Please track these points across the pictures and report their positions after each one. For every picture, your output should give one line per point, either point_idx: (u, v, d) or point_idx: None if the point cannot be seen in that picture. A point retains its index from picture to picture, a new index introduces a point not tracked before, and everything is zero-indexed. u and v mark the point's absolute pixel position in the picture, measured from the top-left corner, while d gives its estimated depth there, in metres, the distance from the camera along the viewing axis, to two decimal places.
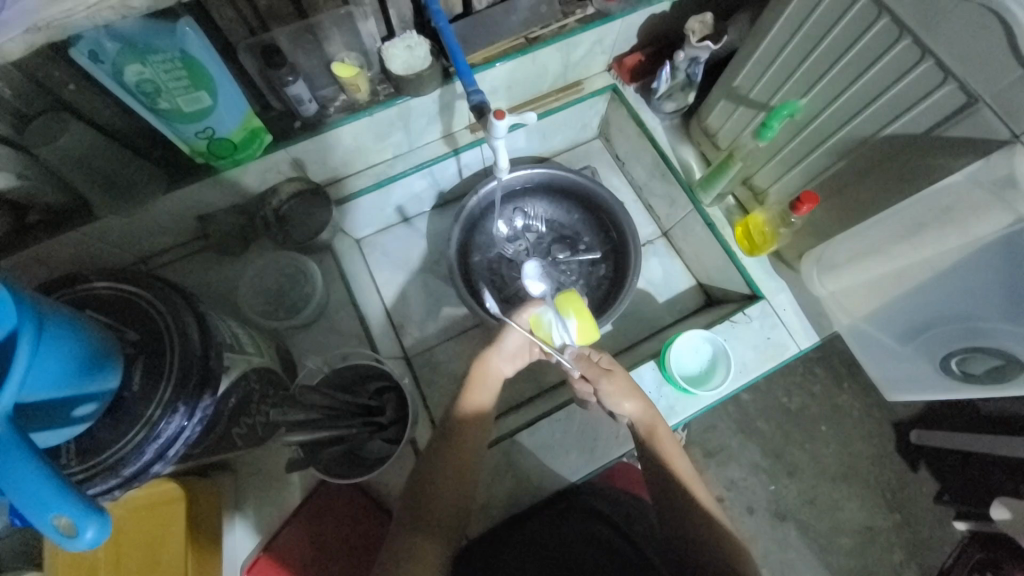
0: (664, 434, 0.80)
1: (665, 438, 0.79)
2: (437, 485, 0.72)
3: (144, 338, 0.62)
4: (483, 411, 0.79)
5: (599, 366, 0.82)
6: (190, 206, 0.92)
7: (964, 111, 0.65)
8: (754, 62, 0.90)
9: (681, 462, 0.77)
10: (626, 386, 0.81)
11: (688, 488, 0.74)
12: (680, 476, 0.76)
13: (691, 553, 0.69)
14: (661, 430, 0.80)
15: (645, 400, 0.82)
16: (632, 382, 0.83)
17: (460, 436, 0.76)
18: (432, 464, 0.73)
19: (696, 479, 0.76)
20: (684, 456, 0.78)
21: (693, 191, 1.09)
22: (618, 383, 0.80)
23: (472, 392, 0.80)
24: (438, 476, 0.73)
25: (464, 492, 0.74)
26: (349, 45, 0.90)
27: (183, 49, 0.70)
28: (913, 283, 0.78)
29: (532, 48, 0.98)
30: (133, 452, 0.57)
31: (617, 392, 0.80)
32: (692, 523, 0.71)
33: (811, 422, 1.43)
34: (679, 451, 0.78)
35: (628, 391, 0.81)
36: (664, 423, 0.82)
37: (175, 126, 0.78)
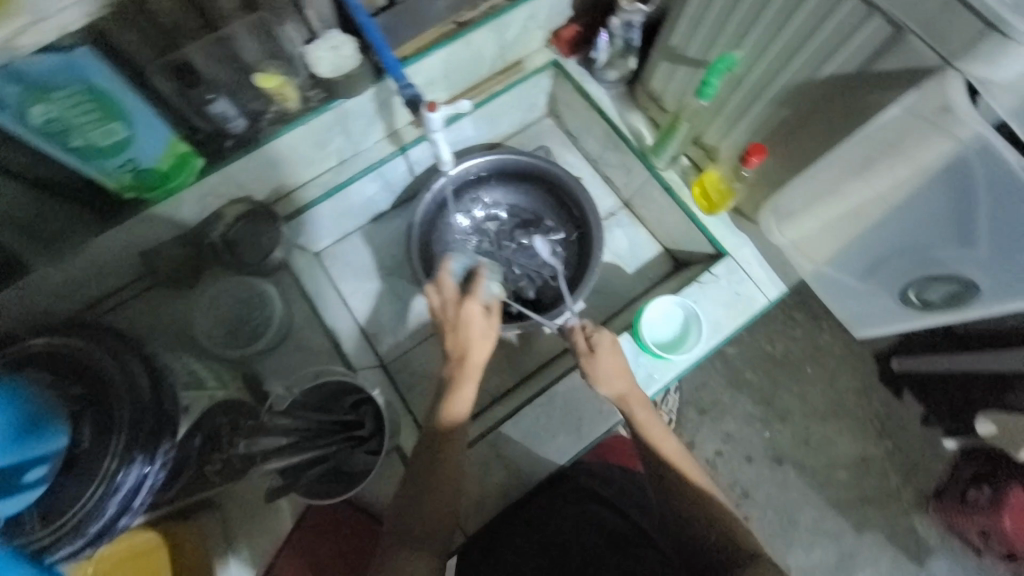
0: (642, 418, 0.79)
1: (648, 422, 0.79)
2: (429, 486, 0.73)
3: (89, 391, 0.59)
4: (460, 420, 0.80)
5: (586, 343, 0.83)
6: (130, 242, 0.88)
7: (891, 44, 0.65)
8: (687, 20, 0.89)
9: (668, 443, 0.77)
10: (612, 364, 0.82)
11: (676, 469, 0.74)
12: (665, 455, 0.75)
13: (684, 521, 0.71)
14: (639, 416, 0.79)
15: (625, 384, 0.81)
16: (620, 363, 0.82)
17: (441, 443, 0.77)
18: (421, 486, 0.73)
19: (688, 458, 0.76)
20: (671, 436, 0.78)
21: (646, 157, 1.08)
22: (601, 361, 0.81)
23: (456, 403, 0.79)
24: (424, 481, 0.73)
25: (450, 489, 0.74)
26: (270, 54, 0.85)
27: (87, 81, 0.66)
28: (873, 221, 0.78)
29: (463, 32, 0.95)
30: (95, 509, 0.55)
31: (598, 370, 0.81)
32: (677, 492, 0.73)
33: (797, 366, 1.46)
34: (665, 434, 0.78)
35: (612, 371, 0.81)
36: (647, 408, 0.81)
37: (94, 162, 0.74)
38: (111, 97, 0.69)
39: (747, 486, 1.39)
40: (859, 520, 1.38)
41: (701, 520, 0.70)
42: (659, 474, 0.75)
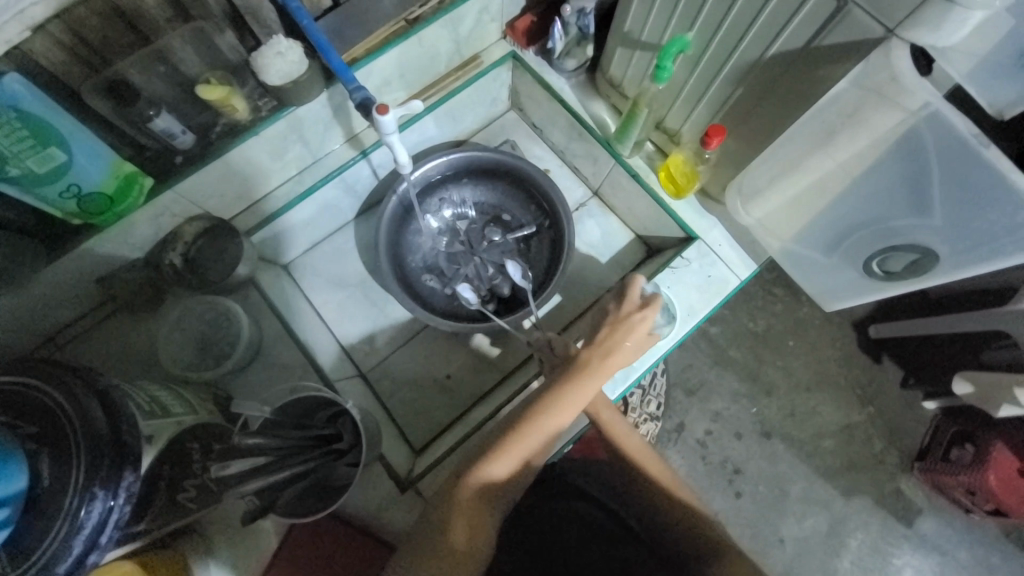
0: (608, 420, 0.78)
1: (614, 423, 0.79)
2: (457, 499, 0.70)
3: (42, 428, 0.57)
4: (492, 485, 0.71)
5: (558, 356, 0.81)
6: (83, 269, 0.85)
7: (836, 17, 0.65)
8: (638, 4, 0.87)
9: (631, 441, 0.78)
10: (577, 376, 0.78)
11: (642, 465, 0.76)
12: (630, 454, 0.77)
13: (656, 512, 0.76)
14: (605, 418, 0.78)
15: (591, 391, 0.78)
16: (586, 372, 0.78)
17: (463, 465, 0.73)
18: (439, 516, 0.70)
19: (649, 454, 0.77)
20: (634, 434, 0.79)
21: (611, 145, 1.07)
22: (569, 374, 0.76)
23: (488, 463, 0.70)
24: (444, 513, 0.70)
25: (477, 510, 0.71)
26: (212, 64, 0.82)
27: (14, 105, 0.63)
28: (834, 193, 0.79)
29: (414, 30, 0.93)
30: (60, 550, 0.53)
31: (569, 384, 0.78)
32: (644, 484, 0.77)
33: (779, 340, 1.48)
34: (628, 432, 0.78)
35: None
36: (612, 409, 0.80)
37: (35, 190, 0.71)
38: (43, 120, 0.66)
39: (738, 462, 1.41)
40: (848, 486, 1.41)
41: (670, 509, 0.75)
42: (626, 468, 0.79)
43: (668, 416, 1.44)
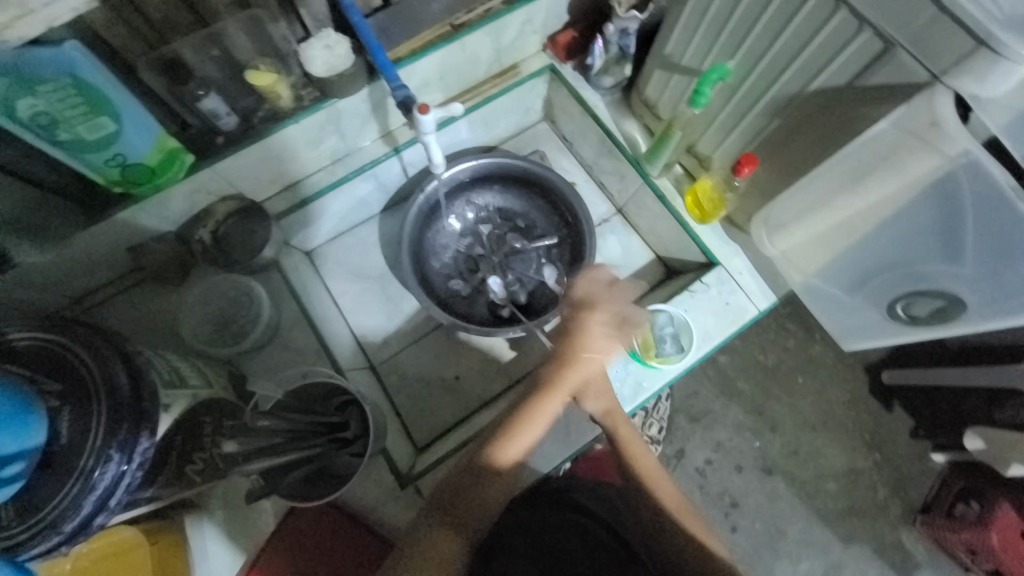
0: (625, 435, 0.81)
1: (630, 439, 0.81)
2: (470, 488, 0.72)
3: (67, 387, 0.58)
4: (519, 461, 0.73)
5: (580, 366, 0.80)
6: (116, 237, 0.88)
7: (882, 57, 0.65)
8: (681, 29, 0.88)
9: (646, 459, 0.81)
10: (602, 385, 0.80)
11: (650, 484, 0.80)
12: (640, 470, 0.80)
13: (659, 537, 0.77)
14: (622, 432, 0.81)
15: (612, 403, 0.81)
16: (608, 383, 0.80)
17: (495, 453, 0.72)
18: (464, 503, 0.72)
19: (662, 475, 0.81)
20: (648, 451, 0.82)
21: (640, 164, 1.08)
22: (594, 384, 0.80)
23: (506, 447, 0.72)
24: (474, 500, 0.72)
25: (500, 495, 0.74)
26: (263, 51, 0.85)
27: (72, 73, 0.66)
28: (861, 235, 0.79)
29: (459, 35, 0.96)
30: (70, 508, 0.54)
31: (595, 392, 0.79)
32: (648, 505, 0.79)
33: (788, 377, 1.46)
34: (644, 449, 0.82)
35: (602, 390, 0.80)
36: (629, 423, 0.82)
37: (83, 155, 0.74)
38: (97, 90, 0.68)
39: (736, 496, 1.39)
40: (847, 533, 1.38)
41: (675, 533, 0.76)
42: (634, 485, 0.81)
43: (669, 441, 1.42)
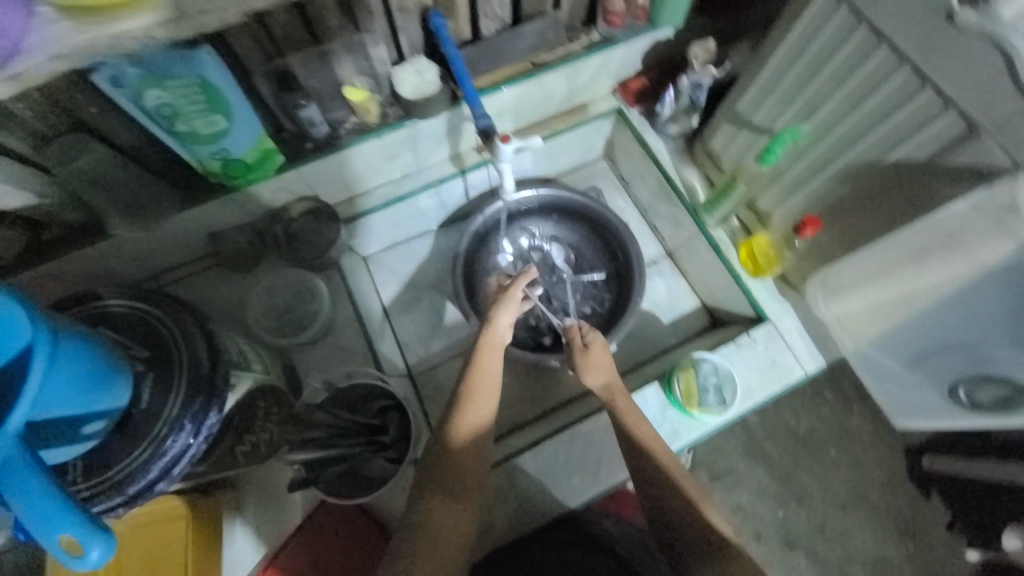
0: (626, 408, 0.80)
1: (630, 411, 0.79)
2: (449, 473, 0.70)
3: (153, 355, 0.63)
4: (476, 430, 0.73)
5: (577, 343, 0.86)
6: (201, 223, 0.95)
7: (965, 139, 0.64)
8: (757, 88, 0.89)
9: (647, 429, 0.78)
10: (602, 360, 0.84)
11: (657, 456, 0.75)
12: (644, 443, 0.76)
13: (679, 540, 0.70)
14: (622, 406, 0.80)
15: (613, 377, 0.83)
16: (608, 358, 0.85)
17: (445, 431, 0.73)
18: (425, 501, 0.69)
19: (666, 448, 0.76)
20: (651, 424, 0.79)
21: (697, 213, 1.10)
22: (594, 358, 0.84)
23: (466, 413, 0.74)
24: (433, 496, 0.69)
25: (469, 493, 0.71)
26: (359, 70, 0.91)
27: (201, 76, 0.72)
28: (919, 310, 0.78)
29: (538, 72, 1.01)
30: (137, 471, 0.58)
31: (589, 365, 0.83)
32: (666, 499, 0.72)
33: (819, 447, 1.39)
34: (645, 422, 0.79)
35: (600, 365, 0.84)
36: (630, 398, 0.81)
37: (191, 146, 0.82)
38: (217, 90, 0.75)
39: None
40: None
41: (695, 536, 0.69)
42: (652, 478, 0.74)
43: None
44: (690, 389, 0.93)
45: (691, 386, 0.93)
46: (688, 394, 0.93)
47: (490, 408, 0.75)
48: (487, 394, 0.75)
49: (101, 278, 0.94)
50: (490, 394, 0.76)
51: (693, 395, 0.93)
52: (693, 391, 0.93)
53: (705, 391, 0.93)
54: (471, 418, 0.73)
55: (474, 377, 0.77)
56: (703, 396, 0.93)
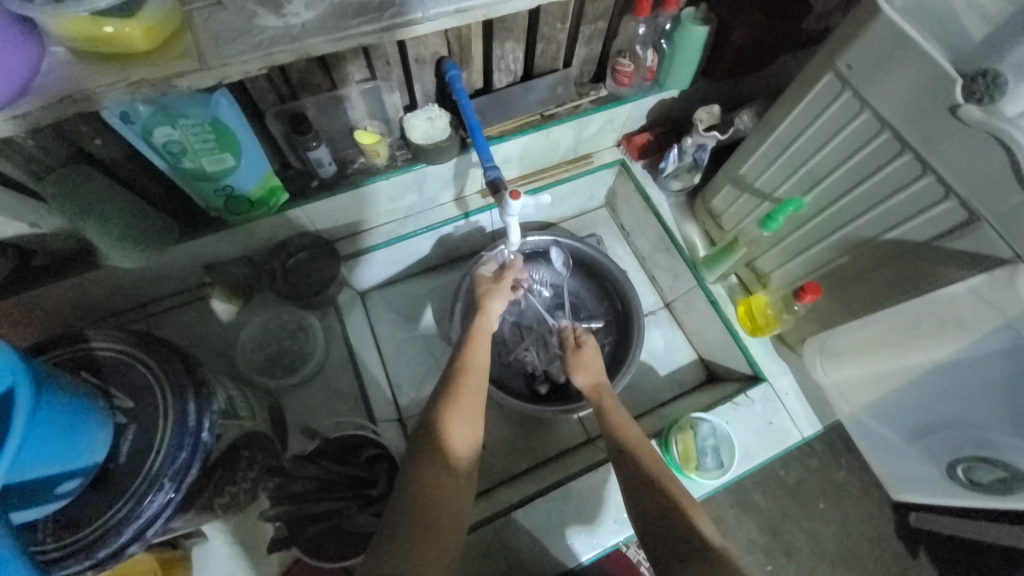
0: (610, 406, 0.84)
1: (613, 408, 0.84)
2: (423, 469, 0.64)
3: (137, 405, 0.60)
4: (464, 440, 0.68)
5: (570, 342, 0.95)
6: (198, 256, 0.93)
7: (966, 227, 0.66)
8: (760, 155, 0.91)
9: (628, 425, 0.80)
10: (593, 361, 0.92)
11: (632, 448, 0.76)
12: (623, 436, 0.78)
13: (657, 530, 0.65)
14: (608, 404, 0.84)
15: (600, 377, 0.89)
16: (598, 360, 0.92)
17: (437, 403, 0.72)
18: (410, 474, 0.64)
19: (646, 443, 0.77)
20: (634, 424, 0.80)
21: (697, 268, 1.11)
22: (586, 358, 0.92)
23: (452, 415, 0.70)
24: (422, 468, 0.65)
25: (449, 482, 0.64)
26: (372, 114, 0.92)
27: (215, 115, 0.72)
28: (916, 379, 0.81)
29: (547, 125, 1.02)
30: (113, 532, 0.55)
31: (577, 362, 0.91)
32: (643, 488, 0.70)
33: (808, 499, 1.29)
34: (627, 420, 0.81)
35: (591, 365, 0.91)
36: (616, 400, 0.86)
37: (196, 183, 0.80)
38: (229, 130, 0.74)
39: None
40: None
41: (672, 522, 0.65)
42: (630, 469, 0.74)
43: None
44: (687, 450, 0.93)
45: (689, 449, 0.93)
46: (685, 455, 0.92)
47: (472, 433, 0.70)
48: (473, 389, 0.74)
49: (85, 306, 0.91)
50: (477, 398, 0.73)
51: (692, 459, 0.92)
52: (691, 454, 0.93)
53: (702, 454, 0.92)
54: (456, 426, 0.69)
55: (471, 352, 0.80)
56: (702, 458, 0.92)
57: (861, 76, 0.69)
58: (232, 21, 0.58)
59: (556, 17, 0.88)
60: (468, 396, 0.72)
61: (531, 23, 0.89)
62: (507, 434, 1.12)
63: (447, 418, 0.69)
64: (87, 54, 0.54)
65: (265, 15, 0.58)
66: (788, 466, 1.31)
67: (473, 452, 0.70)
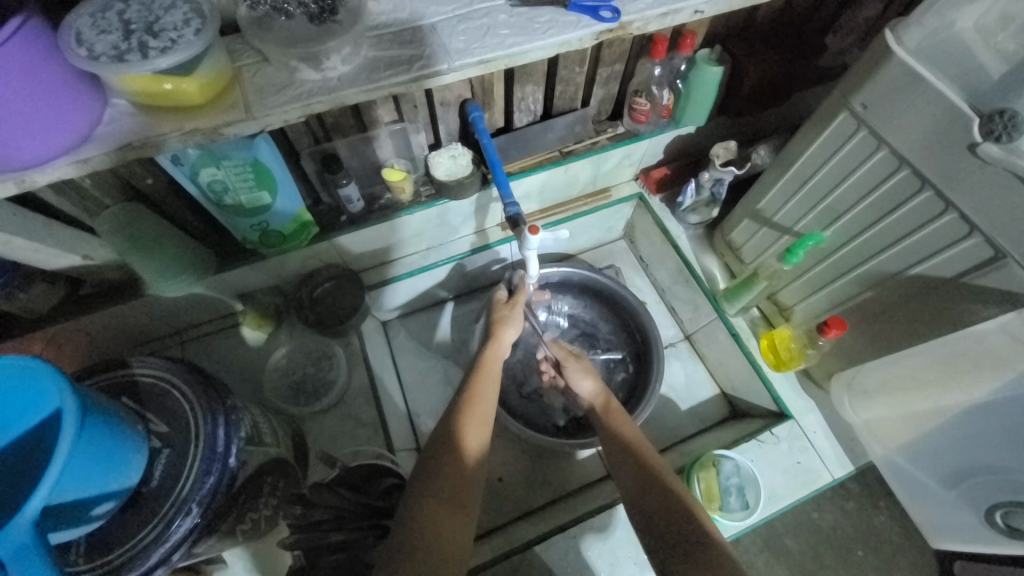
0: (613, 409, 0.85)
1: (616, 411, 0.84)
2: (431, 498, 0.65)
3: (171, 430, 0.63)
4: (476, 448, 0.72)
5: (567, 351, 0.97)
6: (232, 286, 0.98)
7: (993, 263, 0.65)
8: (777, 191, 0.91)
9: (629, 426, 0.80)
10: (588, 367, 0.93)
11: (638, 446, 0.76)
12: (627, 437, 0.78)
13: (669, 528, 0.66)
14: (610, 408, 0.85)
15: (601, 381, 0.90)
16: (592, 367, 0.94)
17: (447, 432, 0.72)
18: (420, 496, 0.65)
19: (648, 442, 0.77)
20: (635, 425, 0.81)
21: (717, 301, 1.10)
22: (583, 364, 0.94)
23: (468, 429, 0.73)
24: (427, 497, 0.65)
25: (460, 513, 0.65)
26: (399, 153, 0.97)
27: (255, 157, 0.77)
28: (952, 416, 0.78)
29: (566, 161, 1.05)
30: (140, 555, 0.57)
31: (576, 369, 0.92)
32: (653, 491, 0.70)
33: (844, 546, 1.21)
34: (629, 421, 0.82)
35: (587, 372, 0.92)
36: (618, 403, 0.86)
37: (236, 219, 0.86)
38: (268, 170, 0.80)
39: None
40: None
41: (683, 517, 0.66)
42: (637, 471, 0.72)
43: None
44: (710, 489, 0.90)
45: (714, 488, 0.90)
46: (710, 494, 0.90)
47: (485, 435, 0.75)
48: (486, 411, 0.76)
49: (127, 332, 0.96)
50: (488, 412, 0.76)
51: (716, 498, 0.89)
52: (715, 493, 0.90)
53: (727, 494, 0.90)
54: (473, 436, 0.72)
55: (478, 385, 0.79)
56: (727, 498, 0.90)
57: (878, 114, 0.70)
58: (276, 76, 0.63)
59: (575, 61, 0.92)
60: (482, 415, 0.75)
61: (550, 67, 0.94)
62: (525, 467, 1.10)
63: (467, 435, 0.72)
64: (147, 107, 0.59)
65: (306, 70, 0.63)
66: (820, 509, 1.24)
67: (484, 473, 0.71)
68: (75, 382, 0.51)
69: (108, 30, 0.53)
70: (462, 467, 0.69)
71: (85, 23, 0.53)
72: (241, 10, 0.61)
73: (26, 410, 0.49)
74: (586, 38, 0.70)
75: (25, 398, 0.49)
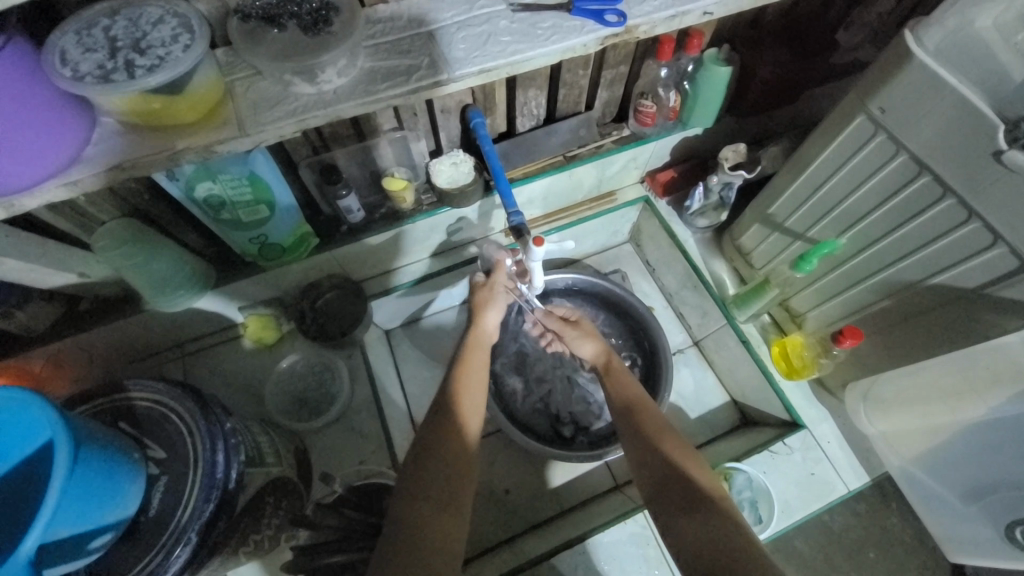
0: (614, 368, 0.86)
1: (617, 369, 0.86)
2: (425, 512, 0.62)
3: (169, 456, 0.62)
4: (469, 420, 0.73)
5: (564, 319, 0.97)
6: (232, 299, 0.96)
7: (1017, 275, 0.63)
8: (788, 196, 0.88)
9: (631, 385, 0.81)
10: (588, 330, 0.94)
11: (636, 404, 0.77)
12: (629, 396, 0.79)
13: (675, 492, 0.65)
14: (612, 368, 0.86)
15: (602, 342, 0.92)
16: (593, 329, 0.94)
17: (433, 439, 0.68)
18: (411, 512, 0.62)
19: (648, 399, 0.78)
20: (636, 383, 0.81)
21: (727, 307, 1.08)
22: (580, 329, 0.94)
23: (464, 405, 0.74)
24: (421, 503, 0.62)
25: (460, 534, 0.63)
26: (399, 160, 0.95)
27: (252, 170, 0.75)
28: (969, 425, 0.75)
29: (570, 165, 1.03)
30: None
31: (574, 335, 0.93)
32: (650, 447, 0.70)
33: None
34: (630, 379, 0.82)
35: (587, 335, 0.93)
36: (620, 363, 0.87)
37: (234, 232, 0.84)
38: (265, 183, 0.78)
39: None
40: None
41: (688, 482, 0.65)
42: (636, 428, 0.73)
43: None
44: None
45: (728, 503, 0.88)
46: None
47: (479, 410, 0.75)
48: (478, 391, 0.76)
49: (127, 347, 0.95)
50: (478, 392, 0.77)
51: None
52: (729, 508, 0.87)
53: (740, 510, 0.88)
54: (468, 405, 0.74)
55: (465, 377, 0.77)
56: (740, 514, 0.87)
57: (897, 118, 0.67)
58: (269, 90, 0.61)
59: (578, 64, 0.90)
60: (474, 391, 0.76)
61: (553, 71, 0.91)
62: (532, 480, 1.08)
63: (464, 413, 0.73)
64: (136, 127, 0.58)
65: (301, 83, 0.61)
66: None
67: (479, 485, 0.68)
68: (67, 413, 0.49)
69: (93, 48, 0.51)
70: (465, 488, 0.66)
71: (70, 42, 0.51)
72: (232, 22, 0.59)
73: (17, 443, 0.48)
74: (592, 43, 0.67)
75: (14, 430, 0.48)
